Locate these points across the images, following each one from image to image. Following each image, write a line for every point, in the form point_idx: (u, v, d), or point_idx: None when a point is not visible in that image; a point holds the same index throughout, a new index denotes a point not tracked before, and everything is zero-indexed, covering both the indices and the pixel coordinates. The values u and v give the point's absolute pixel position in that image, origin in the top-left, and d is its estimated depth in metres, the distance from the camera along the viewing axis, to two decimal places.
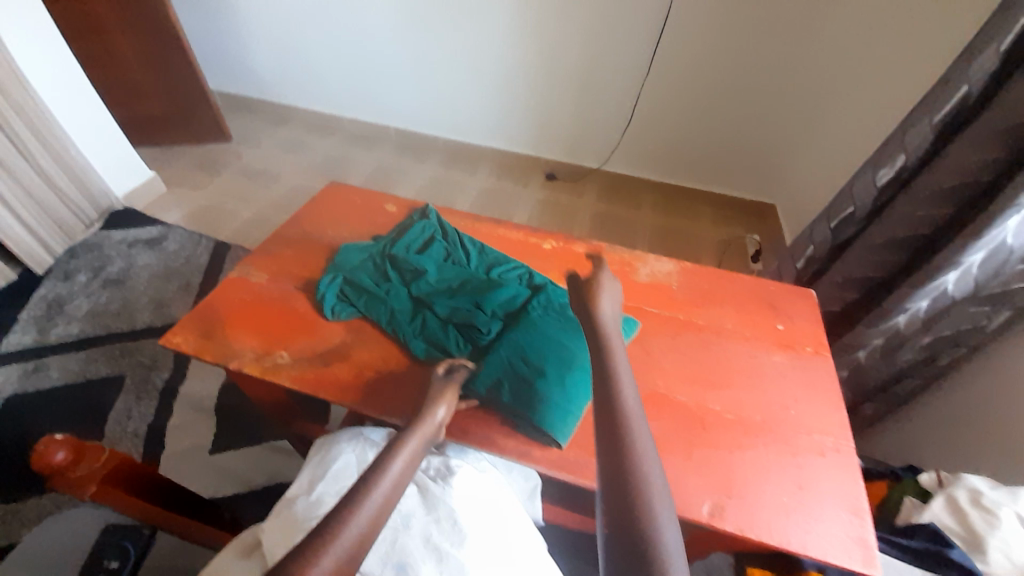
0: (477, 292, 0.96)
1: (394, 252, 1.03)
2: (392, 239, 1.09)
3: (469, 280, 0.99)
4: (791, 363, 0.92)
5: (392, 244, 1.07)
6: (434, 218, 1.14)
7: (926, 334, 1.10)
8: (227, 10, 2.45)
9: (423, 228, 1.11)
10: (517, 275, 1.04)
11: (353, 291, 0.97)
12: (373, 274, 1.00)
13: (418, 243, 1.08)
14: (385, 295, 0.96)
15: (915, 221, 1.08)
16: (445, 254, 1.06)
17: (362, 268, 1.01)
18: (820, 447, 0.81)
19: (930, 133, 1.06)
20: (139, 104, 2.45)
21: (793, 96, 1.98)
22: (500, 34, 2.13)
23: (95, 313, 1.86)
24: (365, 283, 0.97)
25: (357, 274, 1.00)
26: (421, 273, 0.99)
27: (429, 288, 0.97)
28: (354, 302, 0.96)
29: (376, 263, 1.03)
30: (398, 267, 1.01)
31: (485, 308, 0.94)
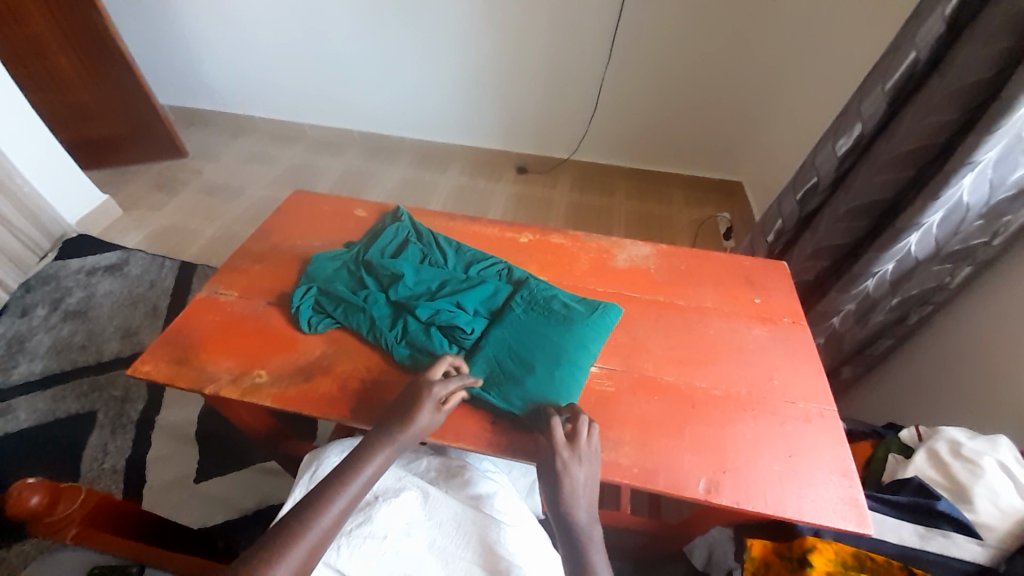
0: (457, 292, 0.94)
1: (368, 257, 1.01)
2: (364, 245, 1.06)
3: (448, 280, 0.97)
4: (771, 335, 0.94)
5: (365, 250, 1.04)
6: (406, 220, 1.12)
7: (894, 296, 1.14)
8: (171, 20, 2.34)
9: (398, 231, 1.09)
10: (496, 270, 1.02)
11: (329, 302, 0.94)
12: (349, 282, 0.98)
13: (393, 247, 1.05)
14: (363, 302, 0.93)
15: (877, 187, 1.11)
16: (422, 255, 1.04)
17: (338, 277, 0.99)
18: (806, 414, 0.83)
19: (884, 100, 1.09)
20: (85, 125, 2.32)
21: (751, 74, 2.01)
22: (460, 29, 2.10)
23: (58, 348, 1.76)
24: (341, 292, 0.94)
25: (332, 283, 0.97)
26: (399, 277, 0.97)
27: (409, 292, 0.94)
28: (332, 312, 0.93)
29: (351, 270, 1.00)
30: (374, 273, 0.98)
31: (467, 307, 0.92)
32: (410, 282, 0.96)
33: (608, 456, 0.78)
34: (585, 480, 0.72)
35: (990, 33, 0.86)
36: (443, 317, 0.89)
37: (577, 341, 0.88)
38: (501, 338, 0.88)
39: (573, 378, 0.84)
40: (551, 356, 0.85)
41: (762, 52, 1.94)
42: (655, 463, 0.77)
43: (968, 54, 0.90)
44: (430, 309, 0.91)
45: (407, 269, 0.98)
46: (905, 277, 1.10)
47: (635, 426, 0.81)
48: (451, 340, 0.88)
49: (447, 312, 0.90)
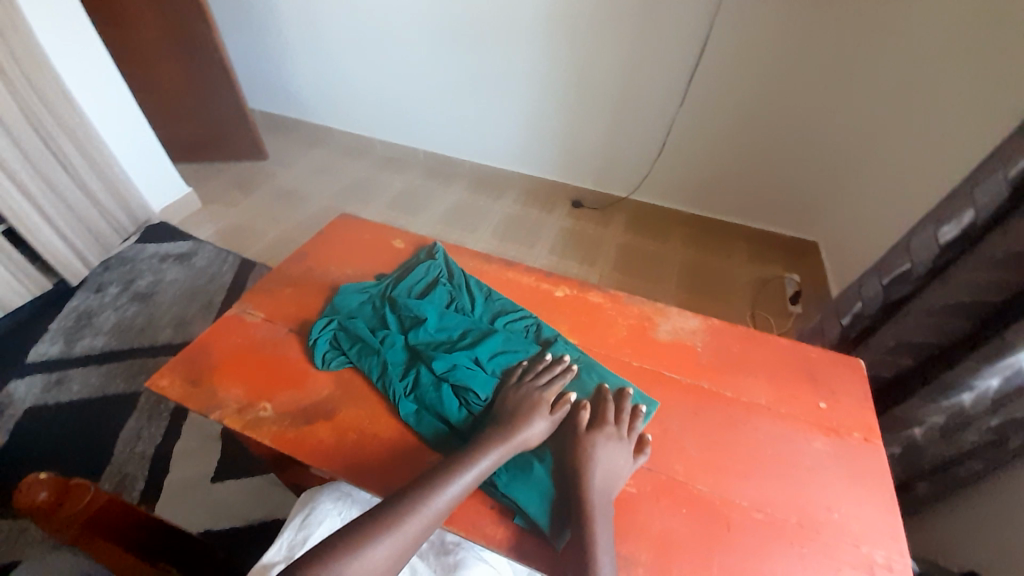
0: (477, 346, 0.88)
1: (395, 295, 0.98)
2: (394, 280, 1.04)
3: (471, 331, 0.92)
4: (833, 451, 0.79)
5: (394, 286, 1.02)
6: (441, 258, 1.08)
7: (995, 416, 0.94)
8: (271, 35, 2.53)
9: (430, 269, 1.05)
10: (524, 326, 0.96)
11: (346, 340, 0.91)
12: (371, 319, 0.95)
13: (423, 286, 1.02)
14: (381, 344, 0.89)
15: (987, 288, 0.93)
16: (450, 299, 0.99)
17: (361, 312, 0.96)
18: (869, 564, 0.68)
19: (1005, 188, 0.91)
20: (182, 123, 2.54)
21: (839, 131, 1.84)
22: (534, 60, 2.09)
23: (120, 328, 1.89)
24: (360, 329, 0.91)
25: (353, 318, 0.94)
26: (420, 321, 0.92)
27: (429, 339, 0.90)
28: (348, 348, 0.90)
29: (375, 306, 0.97)
30: (397, 312, 0.95)
31: (485, 365, 0.86)
32: (432, 328, 0.91)
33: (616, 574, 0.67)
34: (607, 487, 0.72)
35: None
36: (458, 375, 0.83)
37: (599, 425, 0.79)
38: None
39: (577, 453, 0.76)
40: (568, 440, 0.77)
41: (855, 110, 1.77)
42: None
43: None
44: (446, 362, 0.85)
45: (431, 313, 0.94)
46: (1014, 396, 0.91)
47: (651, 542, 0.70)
48: (462, 403, 0.81)
49: (462, 369, 0.84)
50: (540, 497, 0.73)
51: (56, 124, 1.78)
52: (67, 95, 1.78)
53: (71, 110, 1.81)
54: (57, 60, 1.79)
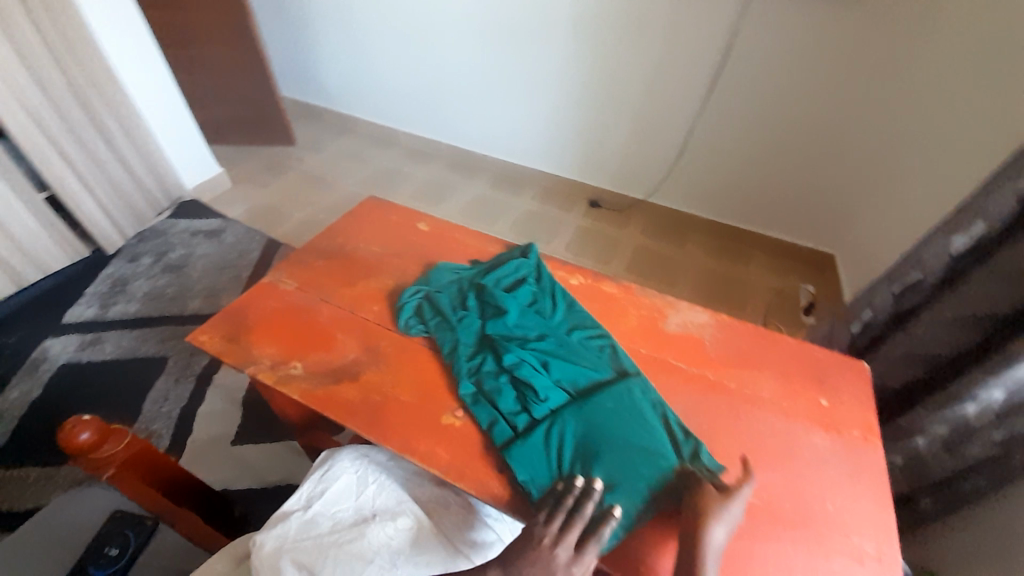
0: (548, 353, 0.90)
1: (484, 283, 1.03)
2: (486, 269, 1.09)
3: (546, 338, 0.93)
4: (833, 446, 0.82)
5: (483, 274, 1.07)
6: (534, 259, 1.09)
7: (1000, 429, 0.94)
8: (307, 24, 2.62)
9: (527, 266, 1.08)
10: (599, 345, 0.93)
11: (430, 309, 0.99)
12: (454, 296, 1.02)
13: (511, 281, 1.05)
14: (458, 323, 0.95)
15: (996, 300, 0.95)
16: (532, 298, 1.01)
17: (447, 289, 1.03)
18: (859, 553, 0.71)
19: (1016, 202, 0.94)
20: (220, 106, 2.64)
21: (863, 145, 1.84)
22: (561, 60, 2.13)
23: (152, 296, 1.99)
24: (444, 305, 0.98)
25: (439, 292, 1.02)
26: (500, 310, 0.97)
27: (504, 328, 0.94)
28: (429, 317, 0.97)
29: (461, 288, 1.03)
30: (481, 298, 1.00)
31: (551, 372, 0.87)
32: (510, 322, 0.95)
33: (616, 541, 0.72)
34: (718, 545, 0.66)
35: None
36: (522, 372, 0.86)
37: (654, 472, 0.75)
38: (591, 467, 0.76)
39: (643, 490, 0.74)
40: (620, 482, 0.74)
41: (878, 124, 1.77)
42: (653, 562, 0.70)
43: None
44: (516, 357, 0.89)
45: (512, 305, 0.98)
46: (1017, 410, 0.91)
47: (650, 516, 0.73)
48: (519, 399, 0.84)
49: (529, 369, 0.86)
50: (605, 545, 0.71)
51: (100, 101, 1.90)
52: (109, 72, 1.90)
53: (113, 87, 1.93)
54: (106, 40, 1.90)
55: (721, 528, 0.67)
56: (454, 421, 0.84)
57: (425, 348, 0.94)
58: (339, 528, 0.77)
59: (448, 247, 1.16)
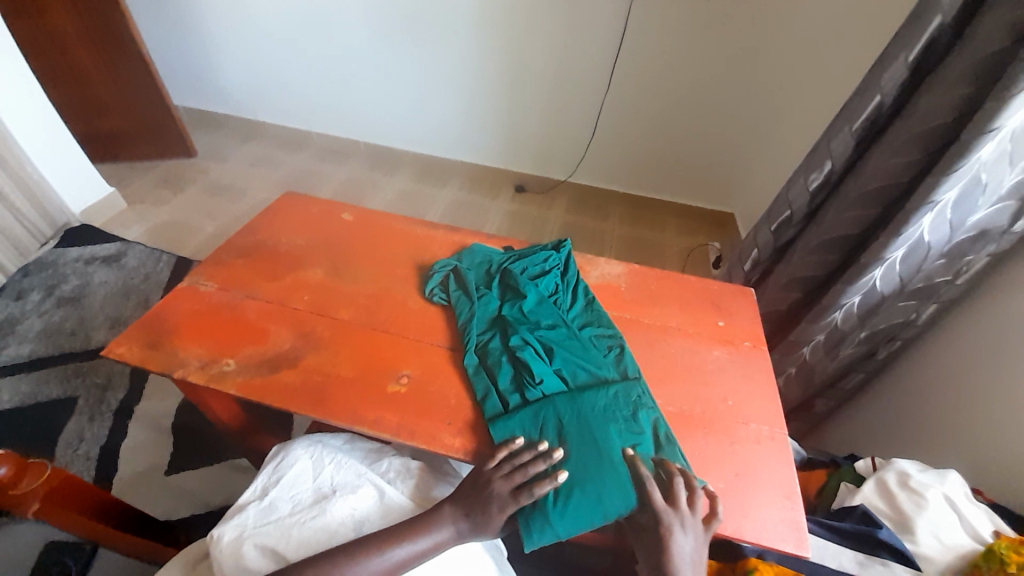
0: (554, 341, 0.92)
1: (510, 267, 1.06)
2: (517, 256, 1.11)
3: (557, 327, 0.95)
4: (730, 357, 0.96)
5: (512, 260, 1.09)
6: (565, 254, 1.11)
7: (863, 329, 1.15)
8: (194, 26, 2.45)
9: (556, 257, 1.10)
10: (608, 345, 0.94)
11: (456, 283, 1.04)
12: (481, 275, 1.06)
13: (536, 270, 1.07)
14: (477, 300, 0.99)
15: (846, 222, 1.14)
16: (553, 288, 1.04)
17: (475, 268, 1.08)
18: (757, 435, 0.84)
19: (852, 140, 1.14)
20: (100, 120, 2.40)
21: (744, 110, 2.08)
22: (469, 50, 2.19)
23: (48, 333, 1.79)
24: (469, 282, 1.03)
25: (468, 270, 1.07)
26: (518, 294, 1.00)
27: (519, 308, 0.98)
28: (453, 292, 1.02)
29: (489, 270, 1.08)
30: (505, 281, 1.04)
31: (553, 359, 0.89)
32: (527, 306, 0.98)
33: None
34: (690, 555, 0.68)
35: (952, 80, 0.91)
36: (524, 354, 0.88)
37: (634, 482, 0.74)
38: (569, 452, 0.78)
39: (615, 490, 0.74)
40: (588, 474, 0.76)
41: (753, 90, 2.02)
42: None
43: (926, 102, 0.96)
44: (520, 339, 0.91)
45: (533, 289, 1.01)
46: (872, 311, 1.12)
47: None
48: (515, 379, 0.87)
49: (529, 352, 0.89)
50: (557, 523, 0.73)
51: None
52: None
53: None
54: None
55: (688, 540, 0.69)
56: (399, 389, 0.87)
57: (362, 327, 0.96)
58: (300, 509, 0.77)
59: (374, 232, 1.18)
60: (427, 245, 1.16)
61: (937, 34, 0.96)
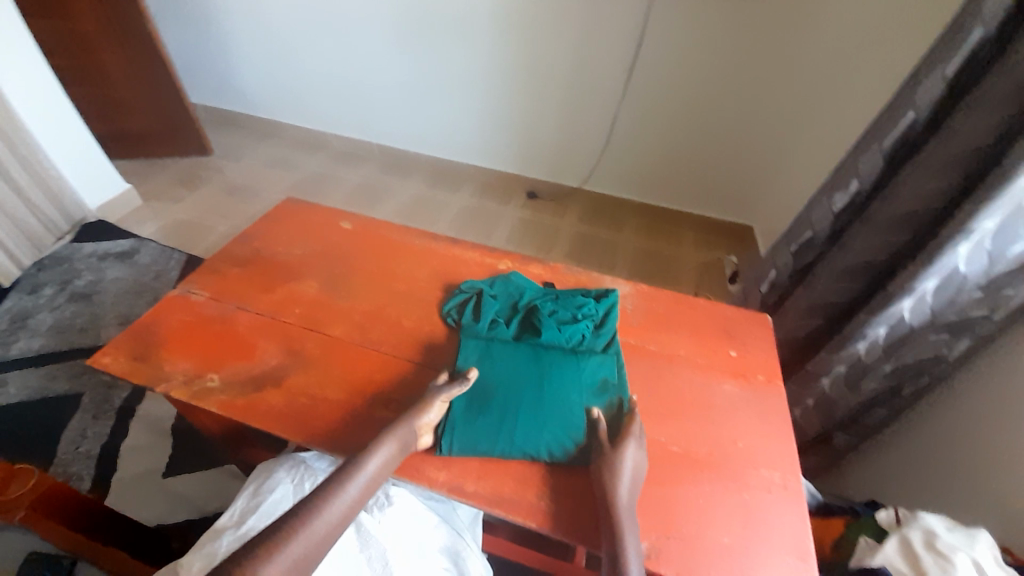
0: (550, 399, 0.84)
1: (536, 307, 0.98)
2: (554, 295, 1.03)
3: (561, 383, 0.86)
4: (742, 392, 0.90)
5: (544, 298, 1.01)
6: (607, 305, 1.01)
7: (888, 362, 1.07)
8: (216, 27, 2.47)
9: (596, 307, 1.00)
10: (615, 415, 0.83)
11: (474, 310, 0.99)
12: (505, 307, 1.00)
13: (567, 315, 0.97)
14: (488, 332, 0.94)
15: (874, 248, 1.06)
16: (580, 340, 0.93)
17: (502, 298, 1.01)
18: (768, 483, 0.78)
19: (881, 159, 1.07)
20: (121, 118, 2.43)
21: (767, 121, 1.99)
22: (487, 54, 2.15)
23: (59, 329, 1.81)
24: (487, 312, 0.97)
25: (492, 298, 1.01)
26: (535, 335, 0.94)
27: (532, 348, 0.92)
28: (467, 317, 0.97)
29: (516, 304, 1.00)
30: (527, 319, 0.97)
31: (540, 413, 0.82)
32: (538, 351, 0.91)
33: (547, 505, 0.75)
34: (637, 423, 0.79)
35: (992, 99, 0.83)
36: (511, 401, 0.84)
37: (561, 418, 0.82)
38: (508, 440, 0.80)
39: (546, 418, 0.81)
40: (528, 422, 0.81)
41: (778, 101, 1.93)
42: (574, 516, 0.74)
43: (967, 121, 0.88)
44: (515, 385, 0.86)
45: (553, 335, 0.93)
46: (897, 344, 1.05)
47: (577, 481, 0.78)
48: (489, 422, 0.81)
49: (516, 400, 0.84)
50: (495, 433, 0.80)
51: None
52: None
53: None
54: None
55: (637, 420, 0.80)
56: (386, 414, 0.83)
57: (354, 344, 0.93)
58: None
59: (373, 244, 1.14)
60: (426, 260, 1.12)
61: (977, 47, 0.87)
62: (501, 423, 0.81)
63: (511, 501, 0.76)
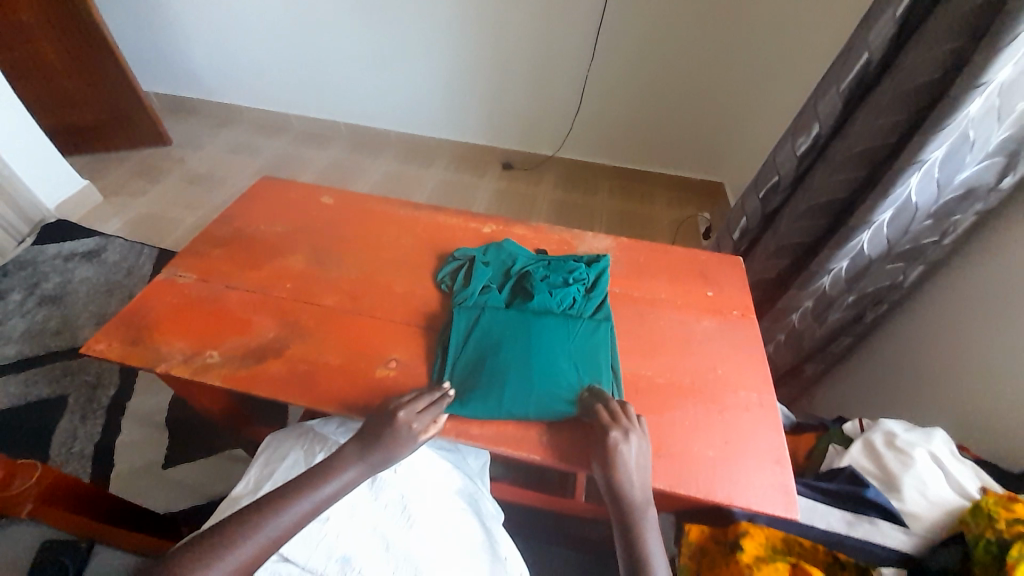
0: (544, 364, 0.85)
1: (528, 274, 0.99)
2: (546, 262, 1.04)
3: (554, 349, 0.88)
4: (719, 326, 0.96)
5: (535, 265, 1.02)
6: (598, 270, 1.03)
7: (850, 293, 1.15)
8: (158, 7, 2.33)
9: (586, 272, 1.02)
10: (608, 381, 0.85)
11: (465, 279, 1.00)
12: (498, 273, 1.01)
13: (558, 280, 0.99)
14: (479, 300, 0.95)
15: (834, 187, 1.13)
16: (571, 302, 0.96)
17: (494, 265, 1.03)
18: (745, 403, 0.85)
19: (839, 102, 1.12)
20: (67, 112, 2.29)
21: (731, 75, 2.03)
22: (449, 23, 2.10)
23: (33, 333, 1.76)
24: (477, 280, 0.98)
25: (484, 266, 1.02)
26: (527, 299, 0.95)
27: (523, 313, 0.93)
28: (459, 284, 0.99)
29: (508, 271, 1.02)
30: (520, 285, 0.99)
31: (536, 376, 0.84)
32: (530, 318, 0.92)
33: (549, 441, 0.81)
34: (640, 448, 0.75)
35: (942, 33, 0.88)
36: (504, 365, 0.85)
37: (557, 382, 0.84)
38: (496, 403, 0.82)
39: (540, 380, 0.84)
40: (522, 386, 0.83)
41: (741, 54, 1.96)
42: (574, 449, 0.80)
43: (916, 57, 0.93)
44: (508, 352, 0.87)
45: (545, 299, 0.95)
46: (859, 274, 1.12)
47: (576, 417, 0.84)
48: (485, 387, 0.83)
49: (511, 365, 0.85)
50: (492, 399, 0.82)
51: None
52: None
53: None
54: None
55: (629, 448, 0.74)
56: (388, 374, 0.87)
57: (347, 313, 0.95)
58: None
59: (353, 215, 1.15)
60: (410, 227, 1.13)
61: None
62: (496, 389, 0.83)
63: (514, 438, 0.81)
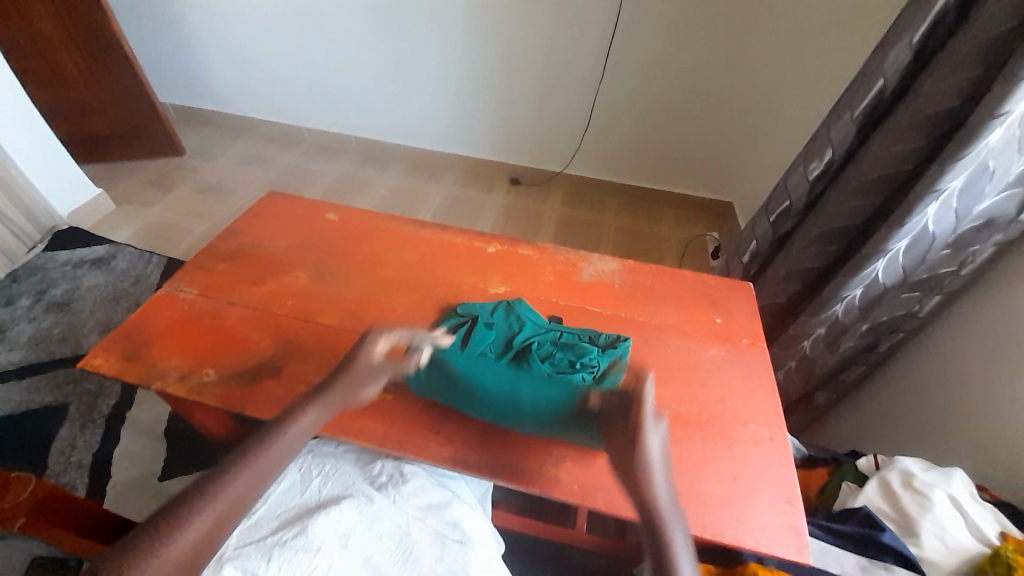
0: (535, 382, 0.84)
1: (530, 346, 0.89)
2: (557, 334, 0.91)
3: (547, 383, 0.84)
4: (728, 355, 0.94)
5: (541, 338, 0.91)
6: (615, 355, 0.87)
7: (864, 321, 1.12)
8: (178, 22, 2.39)
9: (599, 358, 0.87)
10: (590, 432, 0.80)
11: (463, 339, 0.91)
12: (499, 340, 0.91)
13: (563, 362, 0.86)
14: (472, 366, 0.86)
15: (847, 213, 1.10)
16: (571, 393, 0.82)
17: (498, 327, 0.94)
18: (755, 437, 0.82)
19: (853, 128, 1.10)
20: (84, 121, 2.34)
21: (740, 97, 2.03)
22: (460, 41, 2.13)
23: (38, 340, 1.76)
24: (476, 344, 0.90)
25: (487, 327, 0.93)
26: (523, 376, 0.85)
27: (514, 380, 0.84)
28: (455, 343, 0.90)
29: (511, 340, 0.91)
30: (520, 357, 0.88)
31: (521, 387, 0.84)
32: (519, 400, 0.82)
33: (550, 472, 0.79)
34: (660, 444, 0.73)
35: (959, 62, 0.86)
36: (491, 378, 0.85)
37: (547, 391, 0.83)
38: (470, 401, 0.84)
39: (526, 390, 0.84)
40: (505, 393, 0.84)
41: (751, 75, 1.96)
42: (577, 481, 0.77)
43: (933, 85, 0.91)
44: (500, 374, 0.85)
45: (541, 384, 0.83)
46: (873, 303, 1.09)
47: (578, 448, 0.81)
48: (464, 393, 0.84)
49: (497, 379, 0.85)
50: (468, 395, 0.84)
51: None
52: None
53: None
54: None
55: (654, 436, 0.72)
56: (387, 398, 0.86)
57: (348, 333, 0.94)
58: (284, 524, 0.74)
59: (358, 232, 1.14)
60: (414, 246, 1.12)
61: (944, 12, 0.91)
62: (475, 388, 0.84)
63: (514, 468, 0.78)
